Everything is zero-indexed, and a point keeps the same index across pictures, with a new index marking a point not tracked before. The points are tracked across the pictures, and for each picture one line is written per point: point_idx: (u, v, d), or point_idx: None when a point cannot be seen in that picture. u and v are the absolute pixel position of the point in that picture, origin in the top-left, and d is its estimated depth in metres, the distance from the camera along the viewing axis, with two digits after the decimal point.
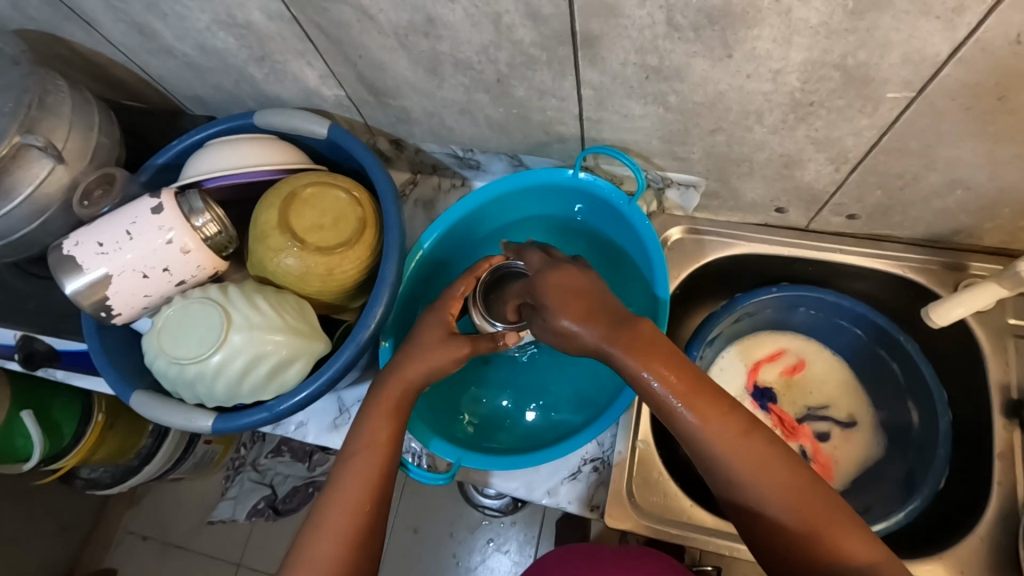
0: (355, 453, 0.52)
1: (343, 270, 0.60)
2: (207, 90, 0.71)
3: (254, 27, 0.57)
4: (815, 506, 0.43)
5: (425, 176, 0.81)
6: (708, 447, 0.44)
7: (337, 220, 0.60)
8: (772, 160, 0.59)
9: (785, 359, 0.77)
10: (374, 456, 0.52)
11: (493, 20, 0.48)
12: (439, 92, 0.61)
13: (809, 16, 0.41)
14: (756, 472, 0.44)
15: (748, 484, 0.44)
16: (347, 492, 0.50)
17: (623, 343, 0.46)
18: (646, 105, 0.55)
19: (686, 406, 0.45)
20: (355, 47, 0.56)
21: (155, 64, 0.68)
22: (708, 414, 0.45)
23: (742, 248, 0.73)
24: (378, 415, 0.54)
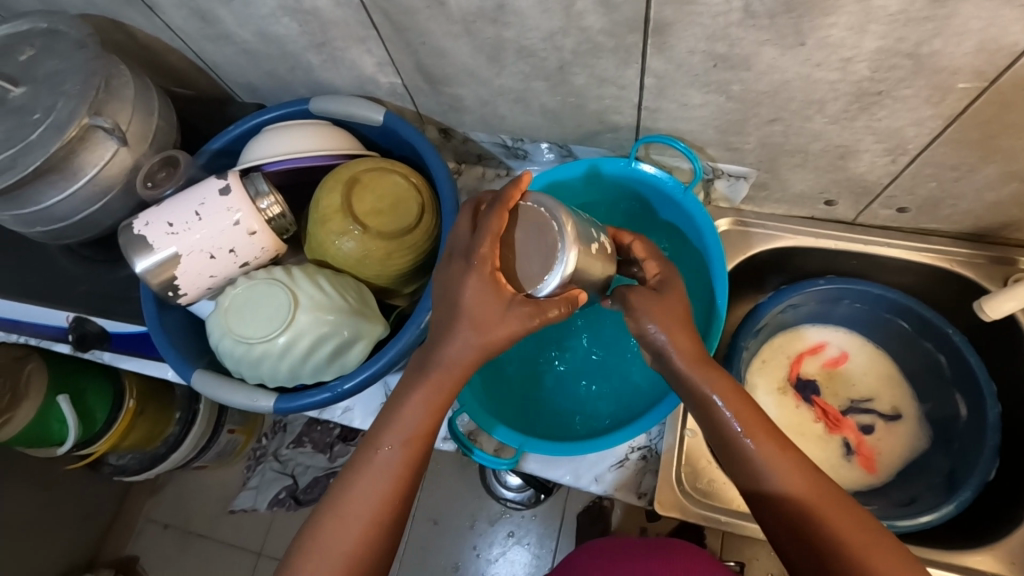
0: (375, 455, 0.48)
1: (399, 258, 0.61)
2: (260, 77, 0.72)
3: (319, 13, 0.58)
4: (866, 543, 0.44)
5: (469, 166, 0.82)
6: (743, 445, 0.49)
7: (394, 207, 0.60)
8: (829, 151, 0.60)
9: (825, 353, 0.77)
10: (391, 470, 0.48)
11: (565, 7, 0.49)
12: (497, 80, 0.62)
13: (890, 5, 0.42)
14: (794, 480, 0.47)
15: (790, 510, 0.46)
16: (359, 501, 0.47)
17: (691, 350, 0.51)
18: (708, 94, 0.56)
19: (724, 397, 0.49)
20: (419, 34, 0.57)
21: (213, 50, 0.69)
22: (774, 437, 0.48)
23: (788, 240, 0.74)
24: (417, 410, 0.48)
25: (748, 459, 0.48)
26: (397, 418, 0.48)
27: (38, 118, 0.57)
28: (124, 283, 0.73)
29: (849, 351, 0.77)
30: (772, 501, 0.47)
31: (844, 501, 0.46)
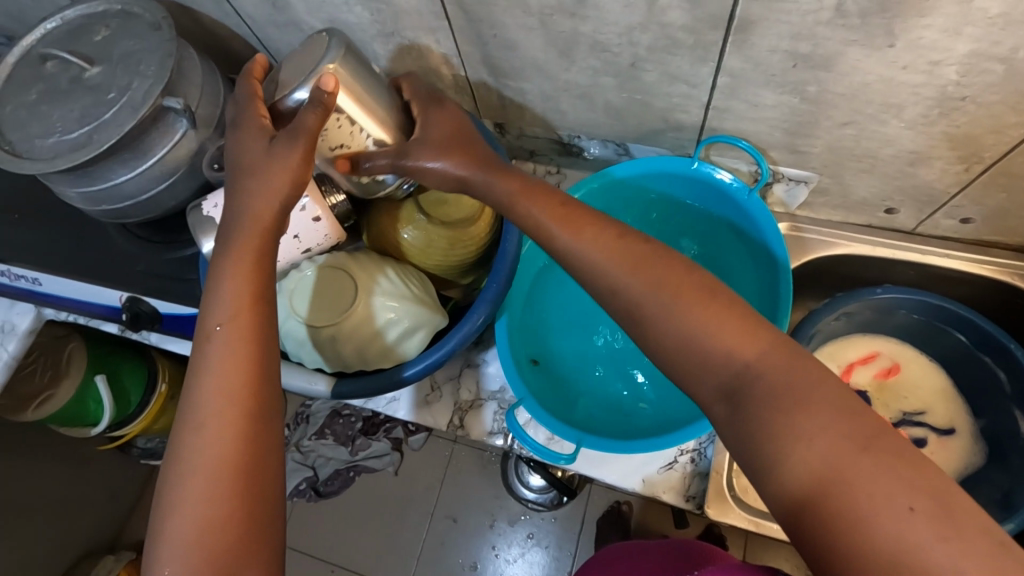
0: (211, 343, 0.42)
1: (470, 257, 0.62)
2: None
3: (393, 3, 0.58)
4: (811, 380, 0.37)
5: (520, 162, 0.82)
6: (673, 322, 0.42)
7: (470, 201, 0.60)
8: (899, 156, 0.59)
9: (877, 364, 0.76)
10: (236, 354, 0.42)
11: (648, 2, 0.49)
12: (564, 75, 0.61)
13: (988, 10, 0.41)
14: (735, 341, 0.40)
15: (727, 384, 0.39)
16: (213, 400, 0.41)
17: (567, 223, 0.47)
18: (782, 94, 0.55)
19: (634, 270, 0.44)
20: (491, 26, 0.57)
21: (278, 37, 0.69)
22: (686, 296, 0.42)
23: (844, 247, 0.73)
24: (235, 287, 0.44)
25: (667, 341, 0.42)
26: (216, 299, 0.44)
27: (113, 98, 0.57)
28: (179, 264, 0.74)
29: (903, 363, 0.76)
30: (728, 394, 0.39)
31: (781, 342, 0.39)
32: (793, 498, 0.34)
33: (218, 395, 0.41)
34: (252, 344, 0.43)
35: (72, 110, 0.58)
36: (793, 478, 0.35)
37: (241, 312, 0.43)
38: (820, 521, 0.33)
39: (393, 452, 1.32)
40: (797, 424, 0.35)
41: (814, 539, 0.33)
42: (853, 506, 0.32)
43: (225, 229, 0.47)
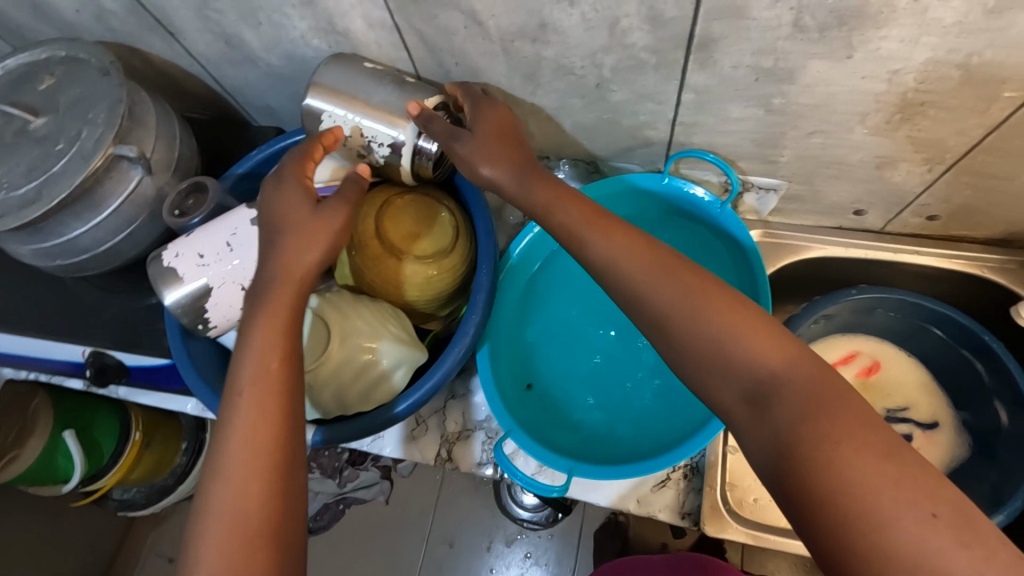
0: (240, 393, 0.42)
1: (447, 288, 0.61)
2: (282, 99, 0.71)
3: (351, 36, 0.57)
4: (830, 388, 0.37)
5: None
6: (703, 324, 0.41)
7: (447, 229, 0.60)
8: (865, 161, 0.60)
9: (858, 363, 0.77)
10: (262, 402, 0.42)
11: (610, 25, 0.48)
12: (530, 98, 0.61)
13: (942, 18, 0.42)
14: (762, 341, 0.40)
15: (747, 388, 0.40)
16: (238, 453, 0.40)
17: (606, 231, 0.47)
18: (748, 107, 0.55)
19: (662, 271, 0.44)
20: (454, 55, 0.56)
21: (234, 74, 0.67)
22: (714, 302, 0.42)
23: (819, 250, 0.73)
24: (265, 340, 0.43)
25: (692, 345, 0.42)
26: (248, 353, 0.43)
27: (61, 149, 0.55)
28: (145, 311, 0.71)
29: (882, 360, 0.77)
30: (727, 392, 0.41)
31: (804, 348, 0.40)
32: (805, 497, 0.35)
33: (244, 448, 0.40)
34: (282, 394, 0.42)
35: (18, 165, 0.55)
36: (808, 481, 0.35)
37: (273, 366, 0.43)
38: (833, 521, 0.33)
39: (383, 480, 1.30)
40: (819, 425, 0.36)
41: (827, 540, 0.34)
42: (872, 511, 0.32)
43: (259, 284, 0.46)
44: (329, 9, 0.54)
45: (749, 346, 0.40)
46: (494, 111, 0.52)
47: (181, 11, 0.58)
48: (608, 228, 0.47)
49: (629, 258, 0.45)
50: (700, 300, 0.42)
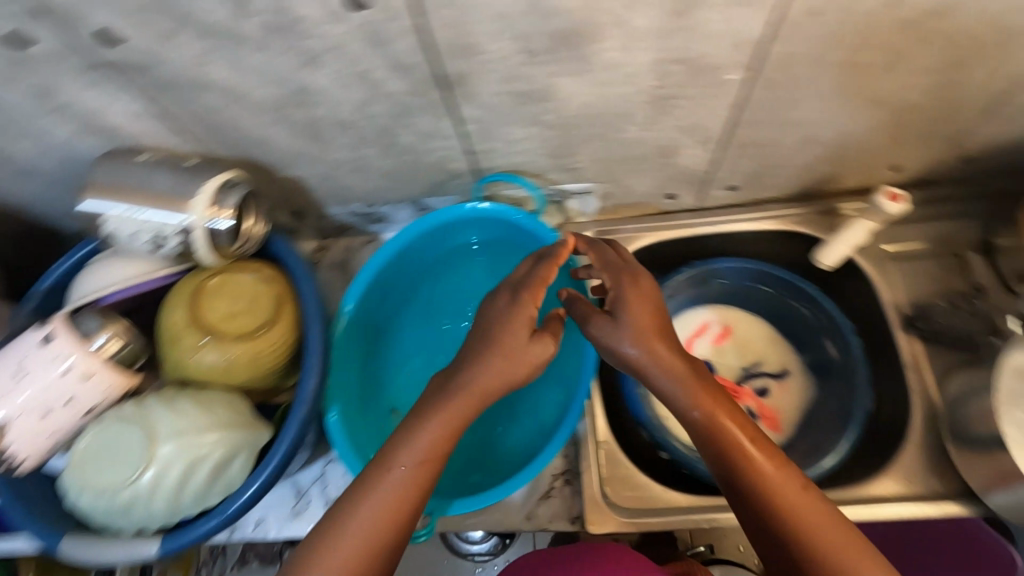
0: (378, 483, 0.49)
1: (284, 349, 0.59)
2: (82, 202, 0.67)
3: (121, 130, 0.56)
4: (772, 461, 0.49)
5: (334, 240, 0.81)
6: (659, 379, 0.55)
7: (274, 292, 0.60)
8: (652, 147, 0.63)
9: (716, 340, 0.80)
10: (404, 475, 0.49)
11: (361, 77, 0.50)
12: (324, 154, 0.61)
13: (641, 28, 0.46)
14: (668, 378, 0.54)
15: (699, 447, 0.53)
16: (363, 519, 0.47)
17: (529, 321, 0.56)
18: (528, 126, 0.58)
19: (643, 339, 0.56)
20: (232, 129, 0.56)
21: (15, 194, 0.64)
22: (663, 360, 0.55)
23: (648, 238, 0.78)
24: (443, 419, 0.52)
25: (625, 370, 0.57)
26: (414, 440, 0.51)
27: None
28: None
29: (734, 327, 0.81)
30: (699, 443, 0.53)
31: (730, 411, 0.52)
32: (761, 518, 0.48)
33: (353, 536, 0.47)
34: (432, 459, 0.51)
35: None
36: (788, 529, 0.46)
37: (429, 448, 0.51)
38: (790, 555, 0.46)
39: None
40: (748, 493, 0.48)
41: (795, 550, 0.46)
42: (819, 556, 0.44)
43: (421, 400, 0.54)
44: (84, 112, 0.53)
45: (672, 382, 0.54)
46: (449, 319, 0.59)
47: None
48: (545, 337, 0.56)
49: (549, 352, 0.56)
50: (641, 344, 0.56)
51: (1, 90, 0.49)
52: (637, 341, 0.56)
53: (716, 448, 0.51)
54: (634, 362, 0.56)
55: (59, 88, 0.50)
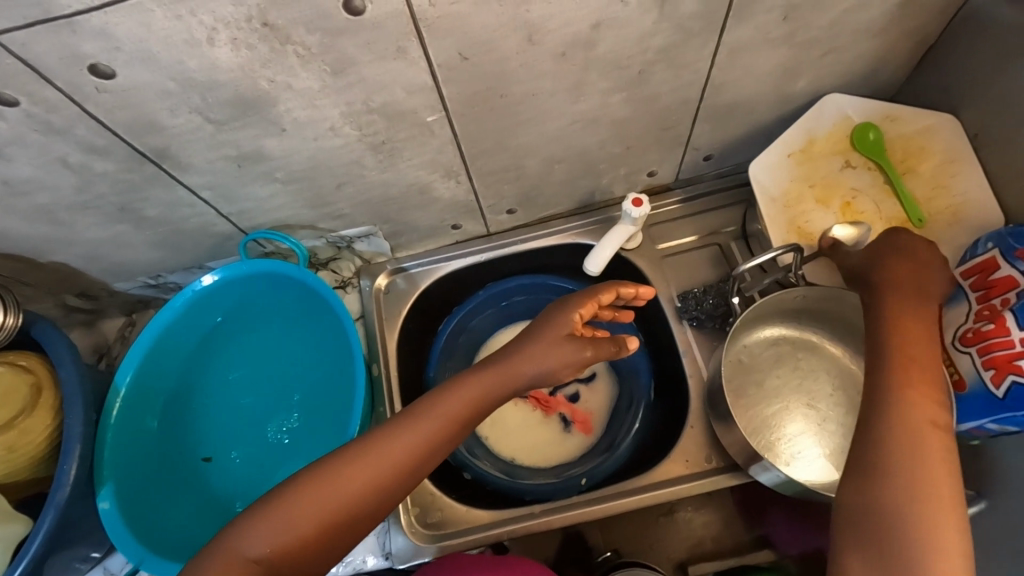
0: (916, 429, 0.51)
1: (431, 461, 0.53)
2: (35, 211, 0.62)
3: (151, 122, 0.53)
4: (915, 386, 0.53)
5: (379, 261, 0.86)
6: (904, 411, 0.52)
7: (452, 385, 0.55)
8: (732, 73, 0.66)
9: (793, 372, 0.75)
10: (935, 438, 0.51)
11: (443, 92, 0.57)
12: (414, 179, 0.71)
13: (701, 63, 0.63)
14: (923, 410, 0.52)
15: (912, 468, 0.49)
16: (935, 483, 0.48)
17: (901, 328, 0.58)
18: (598, 136, 0.71)
19: (896, 370, 0.54)
20: (324, 116, 0.57)
21: (73, 181, 0.58)
22: (907, 370, 0.54)
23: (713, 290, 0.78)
24: (920, 378, 0.54)
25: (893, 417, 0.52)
26: (909, 397, 0.53)
27: None
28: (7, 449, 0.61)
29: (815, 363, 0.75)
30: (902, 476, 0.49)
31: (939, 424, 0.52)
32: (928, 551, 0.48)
33: (938, 490, 0.48)
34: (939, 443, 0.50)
35: None
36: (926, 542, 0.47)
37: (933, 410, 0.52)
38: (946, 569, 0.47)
39: None
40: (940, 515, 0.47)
41: None
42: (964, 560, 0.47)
43: (878, 364, 0.56)
44: (200, 82, 0.50)
45: (908, 426, 0.51)
46: (890, 257, 0.63)
47: (13, 126, 0.50)
48: (904, 309, 0.59)
49: (899, 340, 0.57)
50: (904, 377, 0.54)
51: (39, 79, 0.46)
52: (897, 364, 0.55)
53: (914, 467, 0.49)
54: (899, 388, 0.54)
55: (190, 54, 0.47)
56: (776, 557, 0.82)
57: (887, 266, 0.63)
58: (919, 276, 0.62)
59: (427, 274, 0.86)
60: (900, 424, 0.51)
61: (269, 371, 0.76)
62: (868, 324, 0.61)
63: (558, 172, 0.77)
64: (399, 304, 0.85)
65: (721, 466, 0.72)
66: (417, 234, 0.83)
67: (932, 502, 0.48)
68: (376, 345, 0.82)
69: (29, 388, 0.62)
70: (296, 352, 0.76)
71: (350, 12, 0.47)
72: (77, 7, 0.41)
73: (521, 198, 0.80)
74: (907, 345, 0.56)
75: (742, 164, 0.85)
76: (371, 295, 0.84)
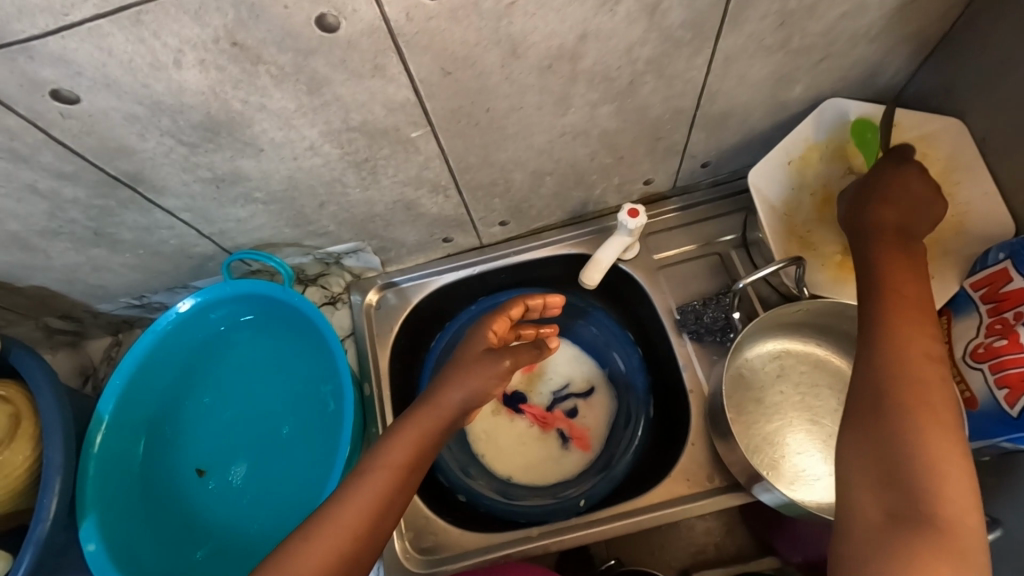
0: (894, 367, 0.50)
1: (384, 522, 0.54)
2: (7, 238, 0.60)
3: (121, 148, 0.51)
4: (905, 321, 0.53)
5: (368, 276, 0.84)
6: (887, 340, 0.52)
7: (390, 443, 0.58)
8: (726, 81, 0.64)
9: (796, 388, 0.72)
10: (925, 373, 0.49)
11: (423, 109, 0.55)
12: (398, 196, 0.69)
13: (693, 73, 0.61)
14: (906, 339, 0.52)
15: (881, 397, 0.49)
16: (912, 414, 0.47)
17: (893, 264, 0.58)
18: (588, 148, 0.69)
19: (891, 310, 0.54)
20: (301, 137, 0.55)
21: (45, 208, 0.56)
22: (902, 309, 0.54)
23: (712, 304, 0.76)
24: (908, 314, 0.54)
25: (884, 351, 0.51)
26: (896, 332, 0.52)
27: None
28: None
29: (818, 376, 0.73)
30: (881, 400, 0.49)
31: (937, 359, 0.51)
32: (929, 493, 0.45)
33: (925, 424, 0.47)
34: (920, 378, 0.49)
35: None
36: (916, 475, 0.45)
37: (929, 343, 0.51)
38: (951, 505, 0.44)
39: None
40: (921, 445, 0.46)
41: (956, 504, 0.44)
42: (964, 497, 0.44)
43: (866, 306, 0.56)
44: (169, 106, 0.47)
45: (896, 357, 0.51)
46: (881, 203, 0.63)
47: None
48: (889, 253, 0.59)
49: (890, 279, 0.57)
50: (894, 315, 0.54)
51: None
52: (892, 304, 0.55)
53: (893, 396, 0.48)
54: (879, 321, 0.54)
55: (156, 78, 0.45)
56: (780, 564, 0.85)
57: (873, 211, 0.63)
58: (905, 222, 0.62)
59: (418, 288, 0.84)
60: (893, 357, 0.51)
61: (257, 394, 0.75)
62: (860, 278, 0.60)
63: (548, 185, 0.74)
64: (390, 320, 0.83)
65: (723, 485, 0.70)
66: (406, 248, 0.80)
67: (925, 419, 0.47)
68: (368, 363, 0.80)
69: (8, 418, 0.61)
70: (283, 374, 0.75)
71: (323, 30, 0.44)
72: (32, 32, 0.39)
73: (512, 211, 0.78)
74: (892, 282, 0.57)
75: (739, 170, 0.83)
76: (362, 311, 0.82)
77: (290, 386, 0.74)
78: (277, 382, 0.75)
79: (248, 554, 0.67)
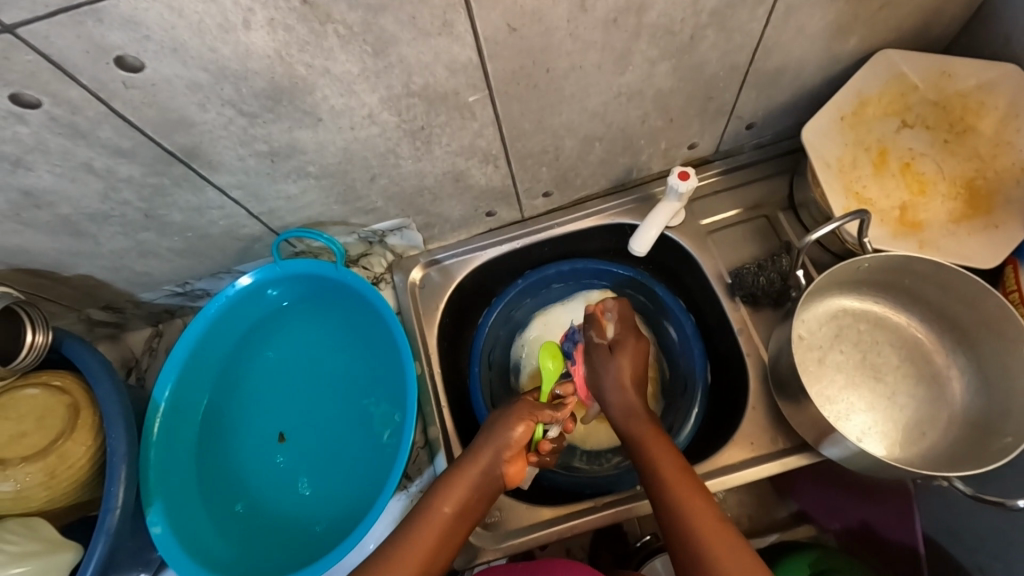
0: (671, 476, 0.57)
1: (439, 557, 0.57)
2: (59, 223, 0.58)
3: (179, 120, 0.49)
4: (695, 496, 0.56)
5: (410, 255, 0.83)
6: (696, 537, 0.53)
7: (443, 487, 0.60)
8: (786, 33, 0.62)
9: (857, 347, 0.72)
10: (694, 489, 0.56)
11: (484, 70, 0.54)
12: (447, 168, 0.67)
13: (754, 25, 0.59)
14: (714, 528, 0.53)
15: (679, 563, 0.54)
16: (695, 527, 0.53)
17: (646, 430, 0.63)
18: (640, 110, 0.68)
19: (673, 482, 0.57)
20: (360, 105, 0.53)
21: (98, 188, 0.54)
22: (686, 477, 0.57)
23: (766, 266, 0.75)
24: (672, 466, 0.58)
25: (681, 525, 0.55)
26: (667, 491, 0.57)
27: None
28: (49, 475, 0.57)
29: (877, 335, 0.73)
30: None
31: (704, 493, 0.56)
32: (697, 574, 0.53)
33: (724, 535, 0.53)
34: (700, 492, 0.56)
35: None
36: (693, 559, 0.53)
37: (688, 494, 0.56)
38: None
39: None
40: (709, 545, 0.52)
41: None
42: None
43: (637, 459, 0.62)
44: (233, 72, 0.46)
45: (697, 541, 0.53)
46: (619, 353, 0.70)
47: (35, 131, 0.46)
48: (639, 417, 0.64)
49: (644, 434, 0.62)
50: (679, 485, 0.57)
51: (62, 78, 0.42)
52: (671, 477, 0.58)
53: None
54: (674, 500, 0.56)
55: (223, 41, 0.43)
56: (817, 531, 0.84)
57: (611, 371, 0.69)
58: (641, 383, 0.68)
59: (462, 265, 0.83)
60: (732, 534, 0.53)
61: (310, 379, 0.74)
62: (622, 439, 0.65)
63: (597, 151, 0.73)
64: (436, 298, 0.81)
65: (789, 447, 0.69)
66: (449, 224, 0.79)
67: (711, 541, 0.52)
68: (417, 342, 0.79)
69: (67, 408, 0.59)
70: (337, 360, 0.74)
71: None
72: None
73: (558, 180, 0.76)
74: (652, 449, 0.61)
75: (783, 132, 0.81)
76: (406, 290, 0.81)
77: (344, 371, 0.74)
78: (331, 368, 0.74)
79: (302, 545, 0.67)
